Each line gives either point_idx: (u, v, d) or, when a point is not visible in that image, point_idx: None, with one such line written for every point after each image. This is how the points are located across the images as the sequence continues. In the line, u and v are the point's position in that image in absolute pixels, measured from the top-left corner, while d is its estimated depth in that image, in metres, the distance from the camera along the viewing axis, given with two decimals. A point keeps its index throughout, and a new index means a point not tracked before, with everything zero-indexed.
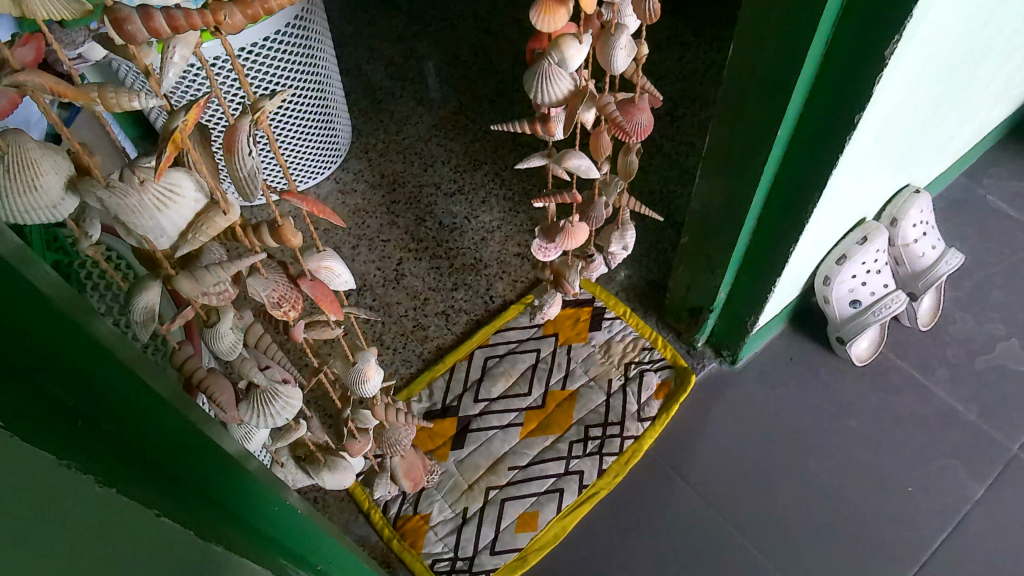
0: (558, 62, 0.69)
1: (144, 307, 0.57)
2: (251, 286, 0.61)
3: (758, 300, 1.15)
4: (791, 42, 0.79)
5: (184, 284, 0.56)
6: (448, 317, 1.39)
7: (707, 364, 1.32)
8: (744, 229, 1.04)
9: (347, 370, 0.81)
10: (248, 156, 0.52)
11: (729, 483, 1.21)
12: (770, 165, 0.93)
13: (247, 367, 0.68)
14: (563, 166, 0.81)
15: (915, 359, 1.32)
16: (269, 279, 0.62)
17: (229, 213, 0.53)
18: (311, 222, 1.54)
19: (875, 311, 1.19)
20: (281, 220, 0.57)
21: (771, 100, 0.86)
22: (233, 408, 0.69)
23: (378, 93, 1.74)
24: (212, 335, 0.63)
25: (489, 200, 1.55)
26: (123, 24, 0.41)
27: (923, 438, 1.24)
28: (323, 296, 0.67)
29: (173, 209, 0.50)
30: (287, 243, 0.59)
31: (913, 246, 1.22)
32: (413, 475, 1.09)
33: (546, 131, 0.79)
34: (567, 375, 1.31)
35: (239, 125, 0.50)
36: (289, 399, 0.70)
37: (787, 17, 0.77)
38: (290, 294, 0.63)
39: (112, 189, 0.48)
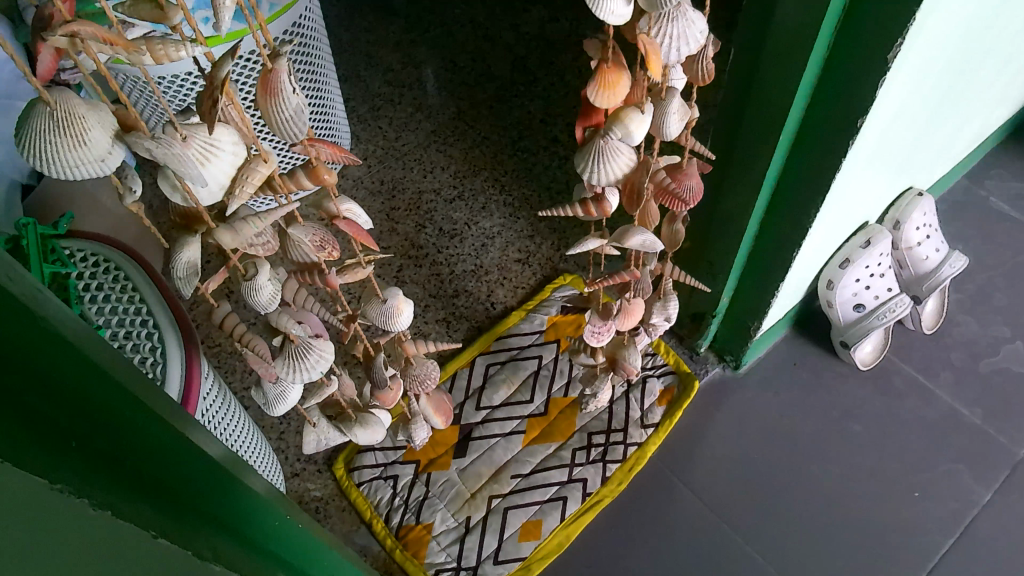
0: (619, 136, 0.70)
1: (186, 262, 0.56)
2: (294, 235, 0.61)
3: (761, 305, 1.14)
4: (791, 47, 0.78)
5: (224, 237, 0.54)
6: (449, 325, 1.39)
7: (709, 369, 1.31)
8: (748, 232, 1.03)
9: (374, 306, 0.75)
10: (293, 94, 0.51)
11: (733, 489, 1.20)
12: (773, 167, 0.92)
13: (284, 321, 0.66)
14: (625, 244, 0.81)
15: (919, 362, 1.31)
16: (309, 226, 0.62)
17: (269, 162, 0.53)
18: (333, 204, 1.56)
19: (879, 315, 1.17)
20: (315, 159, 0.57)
21: (773, 106, 0.85)
22: (270, 362, 0.69)
23: (376, 99, 1.73)
24: (252, 289, 0.61)
25: (490, 205, 1.54)
26: None
27: (928, 443, 1.24)
28: (360, 231, 0.63)
29: (215, 163, 0.49)
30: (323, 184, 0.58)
31: (915, 250, 1.21)
32: (442, 411, 1.03)
33: (600, 210, 0.80)
34: (569, 382, 1.30)
35: (279, 66, 0.50)
36: (322, 352, 0.69)
37: (789, 22, 0.77)
38: (330, 238, 0.63)
39: (158, 142, 0.46)
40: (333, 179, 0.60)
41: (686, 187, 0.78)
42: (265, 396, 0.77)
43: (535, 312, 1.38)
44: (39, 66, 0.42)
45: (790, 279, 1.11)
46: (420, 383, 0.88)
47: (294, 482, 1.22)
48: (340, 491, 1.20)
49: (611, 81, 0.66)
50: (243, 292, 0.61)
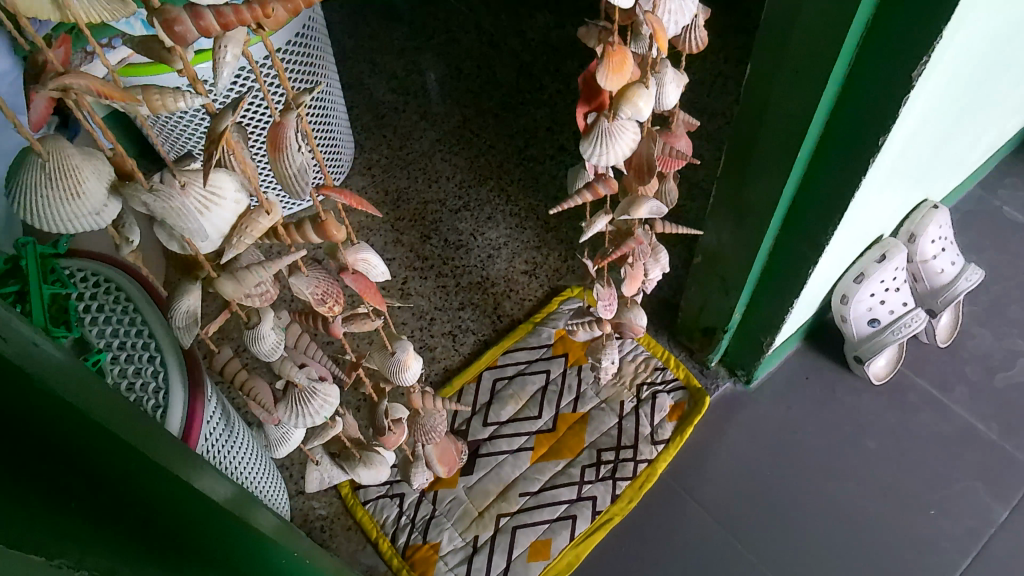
0: (628, 117, 0.67)
1: (185, 311, 0.55)
2: (294, 284, 0.58)
3: (774, 321, 1.12)
4: (810, 64, 0.76)
5: (226, 286, 0.52)
6: (455, 337, 1.37)
7: (720, 384, 1.29)
8: (762, 247, 1.01)
9: (385, 359, 0.75)
10: (297, 152, 0.50)
11: (745, 507, 1.18)
12: (790, 182, 0.90)
13: (286, 368, 0.65)
14: (636, 214, 0.78)
15: (933, 376, 1.29)
16: (311, 276, 0.59)
17: (272, 212, 0.50)
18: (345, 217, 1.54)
19: (894, 330, 1.15)
20: (325, 213, 0.55)
21: (790, 122, 0.83)
22: (273, 407, 0.67)
23: (381, 107, 1.71)
24: (253, 337, 0.59)
25: (496, 215, 1.52)
26: (173, 26, 0.39)
27: (943, 459, 1.21)
28: (368, 288, 0.63)
29: (215, 212, 0.47)
30: (331, 239, 0.56)
31: (931, 263, 1.19)
32: (446, 460, 1.05)
33: (608, 188, 0.77)
34: (577, 397, 1.28)
35: (286, 120, 0.48)
36: (326, 397, 0.67)
37: (810, 39, 0.75)
38: (333, 289, 0.61)
39: (156, 193, 0.44)
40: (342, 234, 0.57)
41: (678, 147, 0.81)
42: (267, 437, 0.75)
43: (542, 325, 1.36)
44: (34, 117, 0.40)
45: (805, 294, 1.09)
46: (425, 434, 0.91)
47: (299, 500, 1.20)
48: (346, 510, 1.19)
49: (618, 64, 0.64)
50: (244, 339, 0.59)
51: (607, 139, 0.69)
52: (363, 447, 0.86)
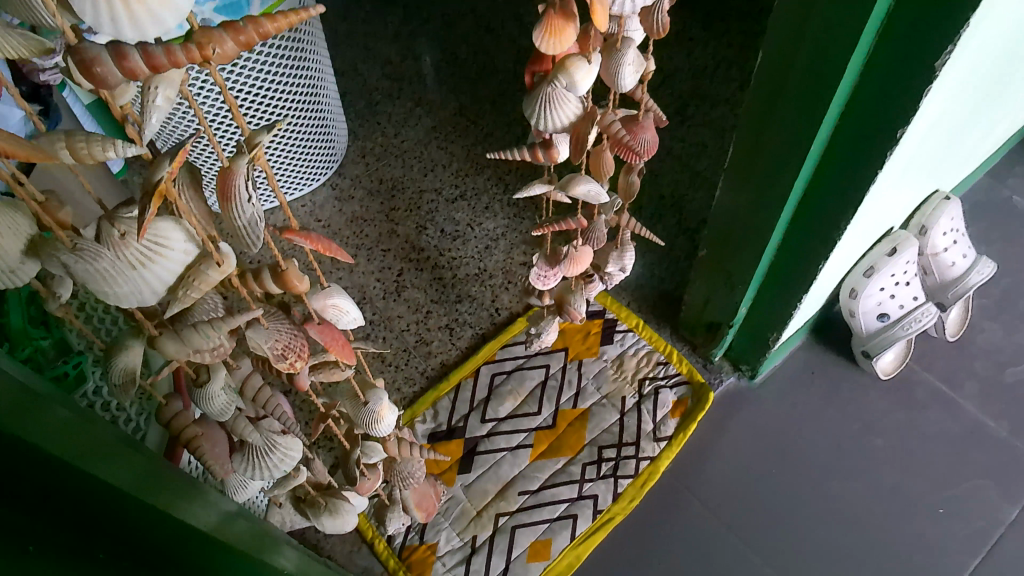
0: (565, 85, 0.68)
1: (124, 367, 0.53)
2: (252, 338, 0.57)
3: (781, 318, 1.09)
4: (825, 53, 0.73)
5: (168, 345, 0.52)
6: (452, 332, 1.33)
7: (724, 379, 1.26)
8: (772, 239, 0.97)
9: (358, 410, 0.76)
10: (247, 202, 0.47)
11: (749, 505, 1.15)
12: (802, 174, 0.86)
13: (240, 426, 0.64)
14: (571, 191, 0.83)
15: (941, 372, 1.26)
16: (273, 329, 0.57)
17: (224, 265, 0.48)
18: (337, 205, 1.51)
19: (904, 325, 1.12)
20: (287, 264, 0.54)
21: (802, 115, 0.80)
22: (226, 461, 0.67)
23: (375, 94, 1.67)
24: (202, 396, 0.58)
25: (494, 205, 1.48)
26: (91, 67, 0.36)
27: (952, 456, 1.19)
28: (333, 341, 0.63)
29: (159, 265, 0.46)
30: (292, 289, 0.55)
31: (941, 256, 1.16)
32: (425, 505, 1.04)
33: (548, 157, 0.80)
34: (578, 393, 1.24)
35: (235, 167, 0.45)
36: (287, 451, 0.67)
37: (826, 28, 0.71)
38: (295, 344, 0.59)
39: (80, 253, 0.45)
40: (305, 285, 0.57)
41: (641, 140, 0.79)
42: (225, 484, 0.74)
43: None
44: None
45: (814, 289, 1.06)
46: (403, 480, 0.94)
47: None
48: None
49: (558, 28, 0.64)
50: (192, 396, 0.59)
51: (550, 105, 0.70)
52: (328, 494, 0.87)
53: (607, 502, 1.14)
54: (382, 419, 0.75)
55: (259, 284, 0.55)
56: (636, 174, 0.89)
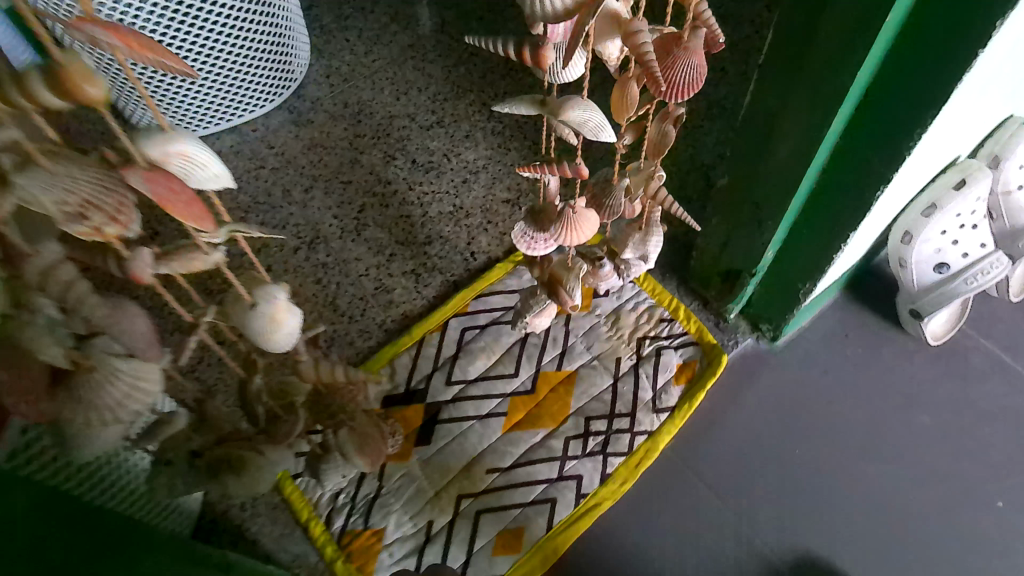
0: None
1: None
2: (22, 185, 0.37)
3: (819, 263, 0.87)
4: None
5: None
6: (418, 277, 1.13)
7: (741, 341, 1.04)
8: (816, 159, 0.75)
9: (244, 315, 0.53)
10: None
11: (766, 492, 0.95)
12: (874, 57, 0.63)
13: (39, 339, 0.43)
14: (561, 118, 0.66)
15: (1002, 340, 1.05)
16: (64, 176, 0.39)
17: None
18: (295, 131, 1.29)
19: (966, 279, 0.90)
20: (63, 57, 0.37)
21: None
22: (43, 400, 0.46)
23: (345, 8, 1.45)
24: None
25: (475, 134, 1.26)
26: None
27: (1014, 439, 0.98)
28: (173, 197, 0.43)
29: None
30: (76, 97, 0.38)
31: (1014, 196, 0.94)
32: (372, 453, 0.81)
33: (535, 62, 0.56)
34: (564, 353, 1.04)
35: None
36: (134, 385, 0.49)
37: None
38: (104, 201, 0.40)
39: None
40: (104, 97, 0.39)
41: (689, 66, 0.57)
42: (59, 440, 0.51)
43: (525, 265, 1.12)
44: None
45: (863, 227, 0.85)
46: (331, 418, 0.79)
47: None
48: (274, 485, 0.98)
49: None
50: None
51: None
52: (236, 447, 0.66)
53: (593, 484, 0.94)
54: (276, 325, 0.54)
55: (28, 99, 0.37)
56: (674, 121, 0.68)
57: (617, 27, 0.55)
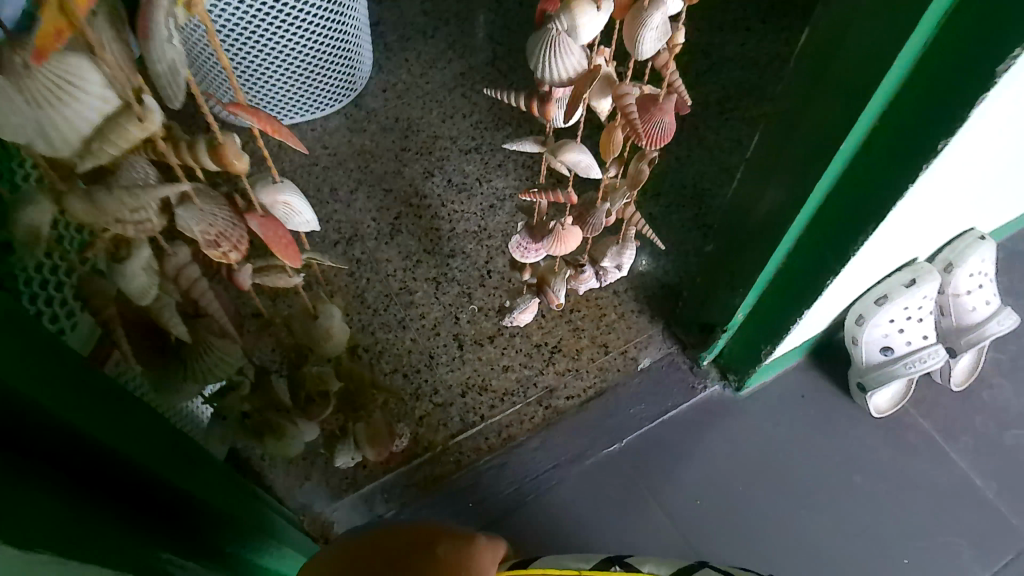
0: (566, 30, 0.56)
1: (28, 228, 0.45)
2: (180, 217, 0.47)
3: (779, 331, 1.00)
4: (862, 66, 0.65)
5: (79, 207, 0.44)
6: (438, 285, 1.28)
7: (709, 386, 1.19)
8: (907, 54, 0.61)
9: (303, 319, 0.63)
10: (168, 44, 0.41)
11: (712, 519, 1.10)
12: (830, 172, 0.75)
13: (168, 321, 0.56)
14: (558, 160, 0.70)
15: (939, 421, 1.18)
16: (209, 210, 0.48)
17: (146, 122, 0.42)
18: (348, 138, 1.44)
19: (907, 364, 1.06)
20: (223, 136, 0.44)
21: (829, 125, 0.71)
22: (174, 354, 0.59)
23: (408, 29, 1.58)
24: (119, 274, 0.49)
25: (507, 164, 1.41)
26: None
27: (932, 508, 1.11)
28: (277, 237, 0.51)
29: (69, 106, 0.39)
30: (229, 168, 0.45)
31: (962, 299, 1.08)
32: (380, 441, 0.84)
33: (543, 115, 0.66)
34: (551, 388, 1.19)
35: (154, 4, 0.39)
36: (223, 356, 0.60)
37: (870, 48, 0.63)
38: (231, 233, 0.49)
39: None
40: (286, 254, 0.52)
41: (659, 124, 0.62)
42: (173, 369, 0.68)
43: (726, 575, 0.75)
44: None
45: (831, 292, 0.93)
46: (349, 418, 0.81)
47: None
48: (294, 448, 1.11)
49: None
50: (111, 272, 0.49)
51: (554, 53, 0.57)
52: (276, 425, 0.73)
53: None
54: (330, 339, 0.64)
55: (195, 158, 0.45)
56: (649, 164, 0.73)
57: (610, 86, 0.64)
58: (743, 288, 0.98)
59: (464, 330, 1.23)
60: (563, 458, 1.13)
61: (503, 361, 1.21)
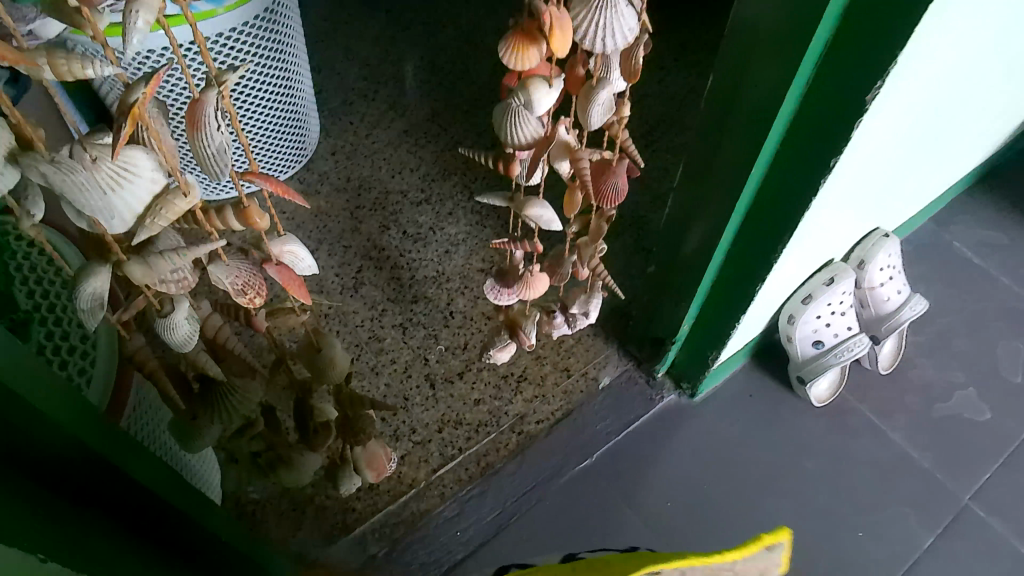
0: (523, 104, 0.68)
1: (92, 293, 0.54)
2: (212, 273, 0.59)
3: (721, 337, 1.11)
4: (761, 100, 0.76)
5: (136, 270, 0.54)
6: (405, 330, 1.35)
7: (665, 396, 1.29)
8: (800, 74, 0.72)
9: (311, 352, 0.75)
10: (214, 131, 0.51)
11: (683, 517, 1.19)
12: (747, 190, 0.87)
13: (200, 358, 0.67)
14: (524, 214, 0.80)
15: (874, 403, 1.30)
16: (232, 266, 0.59)
17: (190, 196, 0.51)
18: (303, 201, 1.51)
19: (836, 354, 1.18)
20: (248, 201, 0.55)
21: (741, 151, 0.83)
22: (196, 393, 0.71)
23: (350, 94, 1.67)
24: (166, 326, 0.61)
25: (457, 211, 1.50)
26: None
27: (877, 482, 1.23)
28: (291, 280, 0.63)
29: (126, 188, 0.49)
30: (253, 226, 0.56)
31: (878, 290, 1.21)
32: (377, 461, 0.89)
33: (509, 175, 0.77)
34: (522, 415, 1.27)
35: (205, 97, 0.50)
36: (246, 393, 0.71)
37: (765, 84, 0.75)
38: (255, 281, 0.61)
39: (57, 166, 0.47)
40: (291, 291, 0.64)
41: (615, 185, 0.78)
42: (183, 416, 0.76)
43: None
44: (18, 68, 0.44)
45: (763, 296, 1.04)
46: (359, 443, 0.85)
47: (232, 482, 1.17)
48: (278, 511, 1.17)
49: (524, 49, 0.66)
50: (156, 327, 0.61)
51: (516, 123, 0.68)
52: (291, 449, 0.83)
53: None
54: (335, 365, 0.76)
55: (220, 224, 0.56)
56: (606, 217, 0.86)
57: (567, 150, 0.77)
58: (684, 302, 1.09)
59: (434, 370, 1.31)
60: (540, 478, 1.21)
61: (474, 395, 1.29)
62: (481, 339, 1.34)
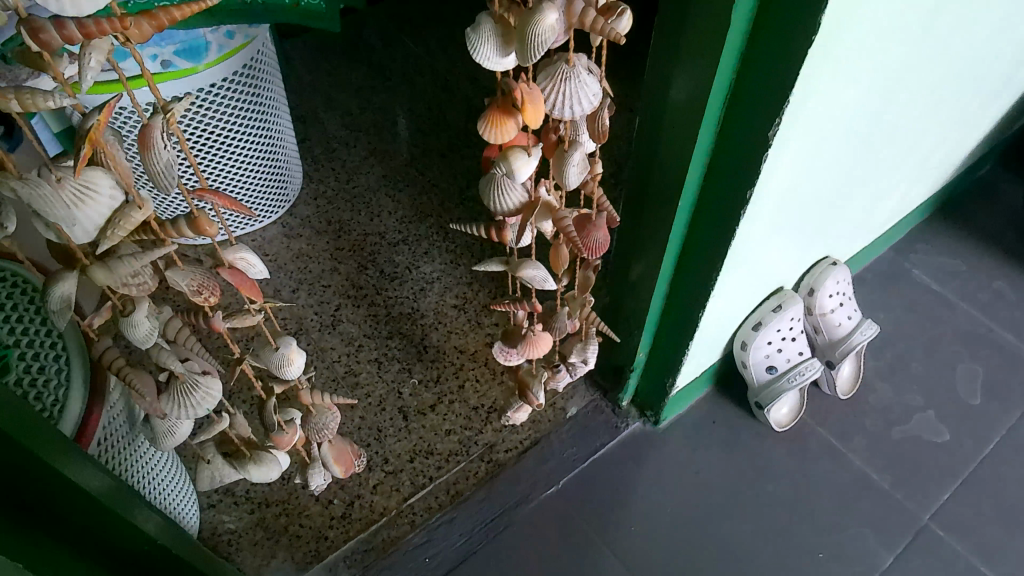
0: (506, 173, 0.75)
1: (61, 296, 0.60)
2: (171, 277, 0.64)
3: (674, 364, 1.16)
4: (680, 141, 0.83)
5: (98, 274, 0.59)
6: (380, 365, 1.41)
7: (630, 423, 1.34)
8: (712, 112, 0.78)
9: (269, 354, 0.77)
10: (164, 151, 0.56)
11: (646, 540, 1.22)
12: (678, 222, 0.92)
13: (165, 359, 0.71)
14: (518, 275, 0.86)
15: (834, 427, 1.34)
16: (188, 270, 0.65)
17: (144, 208, 0.57)
18: (284, 244, 1.58)
19: (790, 378, 1.22)
20: (199, 211, 0.60)
21: (668, 188, 0.89)
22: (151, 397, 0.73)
23: (332, 142, 1.75)
24: (128, 323, 0.65)
25: (432, 251, 1.57)
26: (39, 33, 0.45)
27: (837, 503, 1.26)
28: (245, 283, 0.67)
29: (90, 207, 0.54)
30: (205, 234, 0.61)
31: (828, 316, 1.26)
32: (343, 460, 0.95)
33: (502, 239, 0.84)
34: (491, 444, 1.31)
35: (153, 123, 0.55)
36: (208, 389, 0.73)
37: (682, 127, 0.81)
38: (209, 282, 0.66)
39: (26, 182, 0.52)
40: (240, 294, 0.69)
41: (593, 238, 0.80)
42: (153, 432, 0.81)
43: None
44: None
45: (709, 323, 1.09)
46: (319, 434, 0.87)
47: (209, 514, 1.22)
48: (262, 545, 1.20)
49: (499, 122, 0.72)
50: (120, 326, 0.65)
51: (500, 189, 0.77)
52: (255, 447, 0.83)
53: None
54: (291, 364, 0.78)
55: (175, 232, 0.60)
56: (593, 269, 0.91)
57: (550, 212, 0.82)
58: (636, 331, 1.14)
59: (407, 402, 1.36)
60: (507, 505, 1.25)
61: (445, 425, 1.33)
62: (452, 372, 1.40)
